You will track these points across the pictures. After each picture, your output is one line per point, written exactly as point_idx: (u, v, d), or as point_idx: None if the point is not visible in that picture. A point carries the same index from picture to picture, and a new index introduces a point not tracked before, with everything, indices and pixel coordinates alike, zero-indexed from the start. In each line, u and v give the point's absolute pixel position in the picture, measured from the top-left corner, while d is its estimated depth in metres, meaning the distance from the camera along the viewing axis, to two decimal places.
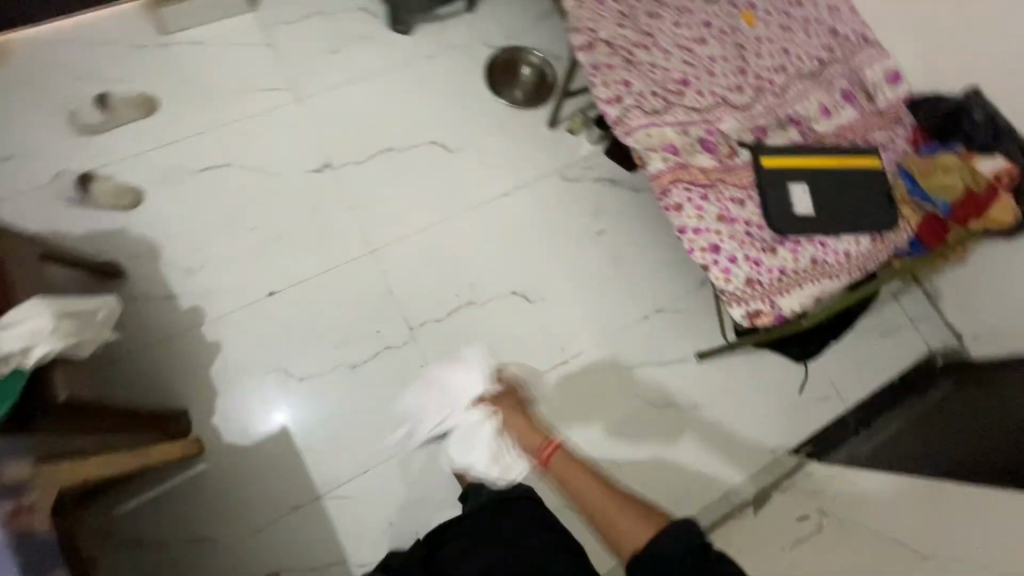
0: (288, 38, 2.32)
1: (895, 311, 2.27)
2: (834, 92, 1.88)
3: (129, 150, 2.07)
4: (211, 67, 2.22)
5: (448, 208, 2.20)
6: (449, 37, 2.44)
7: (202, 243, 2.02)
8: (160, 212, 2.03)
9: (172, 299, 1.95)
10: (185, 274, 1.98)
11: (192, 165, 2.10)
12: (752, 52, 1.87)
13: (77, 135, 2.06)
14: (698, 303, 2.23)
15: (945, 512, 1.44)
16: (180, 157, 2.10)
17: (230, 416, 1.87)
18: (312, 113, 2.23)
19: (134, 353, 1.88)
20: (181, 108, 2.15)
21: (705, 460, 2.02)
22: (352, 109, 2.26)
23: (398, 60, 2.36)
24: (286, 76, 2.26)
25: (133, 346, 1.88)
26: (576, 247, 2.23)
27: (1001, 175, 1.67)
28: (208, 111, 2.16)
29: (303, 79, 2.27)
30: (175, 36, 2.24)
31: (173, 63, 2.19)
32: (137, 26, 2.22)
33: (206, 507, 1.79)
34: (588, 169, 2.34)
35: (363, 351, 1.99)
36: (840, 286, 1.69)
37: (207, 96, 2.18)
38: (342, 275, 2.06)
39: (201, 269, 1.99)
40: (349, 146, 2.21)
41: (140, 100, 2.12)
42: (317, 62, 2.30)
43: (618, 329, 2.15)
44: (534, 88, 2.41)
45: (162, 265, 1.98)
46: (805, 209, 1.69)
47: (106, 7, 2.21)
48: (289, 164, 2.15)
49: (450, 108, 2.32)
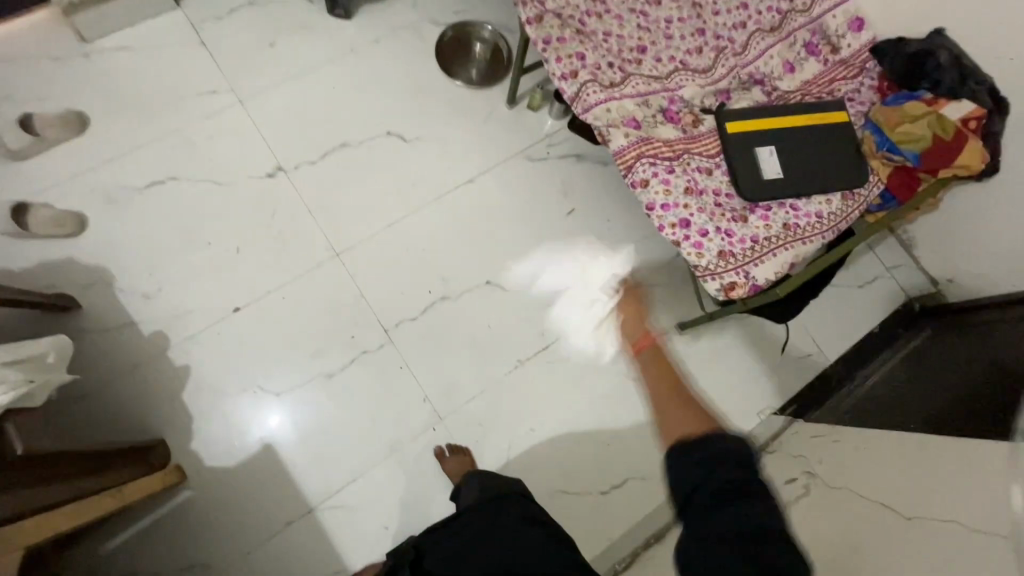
0: (221, 34, 2.17)
1: (871, 262, 2.27)
2: (796, 45, 1.82)
3: (64, 173, 1.95)
4: (140, 74, 2.08)
5: (411, 202, 2.12)
6: (393, 18, 2.30)
7: (155, 264, 1.93)
8: (107, 236, 1.92)
9: (132, 326, 1.87)
10: (143, 299, 1.90)
11: (134, 182, 1.98)
12: (709, 9, 1.79)
13: (4, 162, 1.93)
14: (675, 274, 2.20)
15: (928, 466, 1.43)
16: (120, 176, 1.98)
17: (209, 440, 1.83)
18: (256, 114, 2.11)
19: (99, 388, 1.81)
20: (114, 122, 2.02)
21: None
22: (299, 106, 2.14)
23: (341, 48, 2.23)
24: (223, 76, 2.13)
25: (97, 380, 1.81)
26: (548, 229, 2.17)
27: (970, 120, 1.60)
28: (144, 123, 2.03)
29: (242, 78, 2.14)
30: (96, 43, 2.08)
31: (98, 74, 2.05)
32: (53, 36, 2.06)
33: (196, 534, 1.76)
34: (553, 146, 2.26)
35: (340, 358, 1.94)
36: (814, 249, 1.66)
37: (140, 106, 2.05)
38: (308, 282, 1.99)
39: (159, 292, 1.91)
40: (299, 146, 2.10)
41: (70, 117, 1.98)
42: (255, 58, 2.17)
43: (597, 309, 2.12)
44: (489, 65, 2.30)
45: (116, 292, 1.89)
46: (773, 173, 1.65)
47: (15, 19, 2.05)
48: (238, 170, 2.05)
49: (402, 94, 2.21)
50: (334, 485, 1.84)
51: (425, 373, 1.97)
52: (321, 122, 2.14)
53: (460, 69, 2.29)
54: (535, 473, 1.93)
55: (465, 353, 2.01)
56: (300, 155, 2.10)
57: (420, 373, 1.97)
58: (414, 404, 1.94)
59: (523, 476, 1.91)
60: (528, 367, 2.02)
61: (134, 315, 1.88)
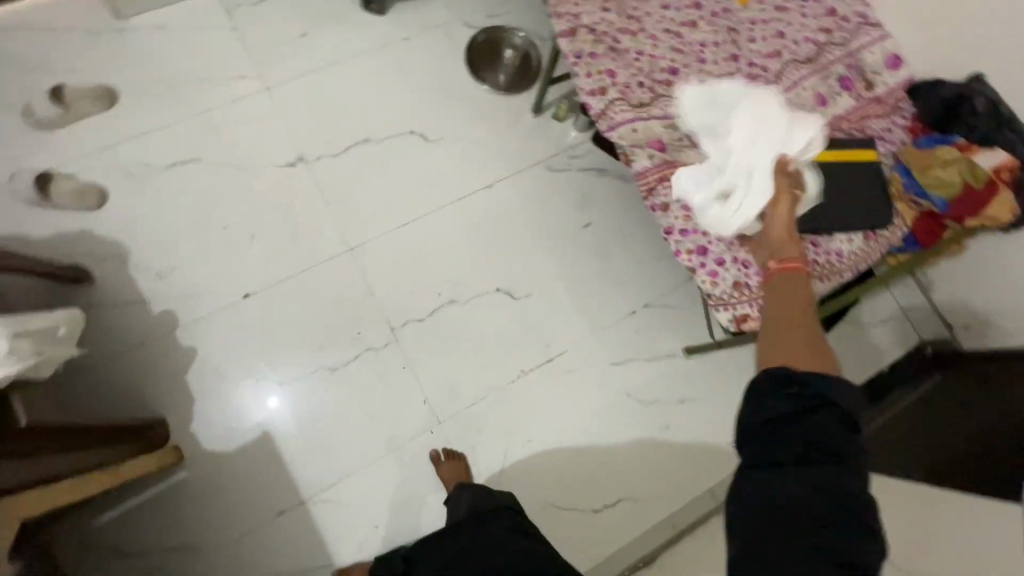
0: (254, 20, 2.18)
1: (882, 302, 2.29)
2: (831, 79, 1.78)
3: (90, 147, 1.97)
4: (172, 53, 2.09)
5: (429, 202, 2.11)
6: (426, 17, 2.30)
7: (171, 243, 1.94)
8: (126, 212, 1.94)
9: (143, 304, 1.89)
10: (156, 277, 1.91)
11: (157, 161, 1.99)
12: (744, 37, 1.77)
13: (32, 130, 1.95)
14: (686, 297, 2.18)
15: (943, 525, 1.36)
16: (144, 153, 1.99)
17: (210, 423, 1.84)
18: (283, 102, 2.12)
19: (106, 362, 1.83)
20: (142, 99, 2.03)
21: (691, 455, 2.02)
22: (326, 97, 2.15)
23: (372, 43, 2.23)
24: (253, 61, 2.14)
25: (104, 355, 1.83)
26: (562, 240, 2.16)
27: (1001, 169, 1.59)
28: (172, 101, 2.05)
29: (272, 64, 2.15)
30: (131, 20, 2.10)
31: (130, 50, 2.06)
32: (89, 10, 2.08)
33: (188, 515, 1.77)
34: (575, 158, 2.25)
35: (345, 353, 1.94)
36: (830, 287, 1.65)
37: (169, 85, 2.06)
38: (320, 274, 1.99)
39: (173, 271, 1.92)
40: (323, 137, 2.11)
41: (102, 92, 2.01)
42: (286, 46, 2.18)
43: (605, 325, 2.10)
44: (517, 71, 2.29)
45: (131, 268, 1.91)
46: (796, 208, 1.60)
47: None
48: (261, 157, 2.06)
49: (429, 93, 2.21)
50: (328, 479, 1.85)
51: (428, 375, 1.97)
52: (347, 115, 2.14)
53: (488, 73, 2.28)
54: (529, 484, 1.92)
55: (470, 358, 2.00)
56: (323, 147, 2.10)
57: (423, 375, 1.97)
58: (414, 406, 1.94)
59: (516, 486, 1.91)
60: (531, 378, 2.01)
61: (146, 293, 1.90)
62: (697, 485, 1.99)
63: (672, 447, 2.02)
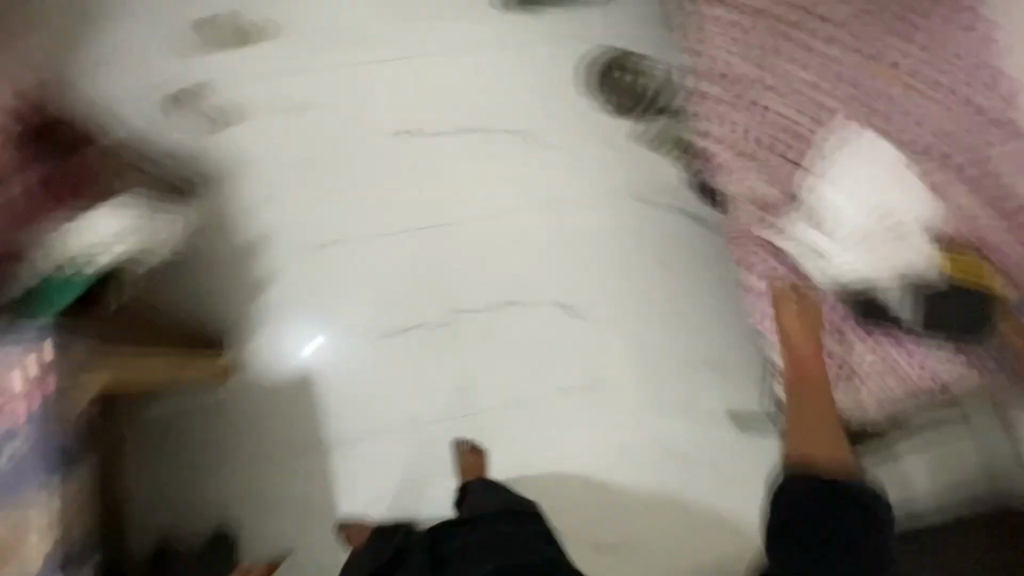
0: None
1: (1003, 444, 1.85)
2: (954, 170, 1.84)
3: (217, 67, 2.02)
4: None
5: (516, 200, 2.04)
6: (557, 10, 2.17)
7: (267, 177, 1.99)
8: (235, 138, 1.99)
9: (232, 227, 1.97)
10: (248, 206, 1.98)
11: (271, 94, 2.02)
12: (884, 113, 1.89)
13: (171, 43, 2.04)
14: (754, 366, 1.99)
15: None
16: (261, 84, 2.02)
17: (266, 351, 1.94)
18: (399, 65, 2.09)
19: (192, 271, 1.96)
20: (274, 33, 2.07)
21: (713, 529, 1.90)
22: (440, 70, 2.09)
23: (497, 26, 2.15)
24: (381, 18, 2.11)
25: (191, 263, 1.96)
26: (639, 273, 2.03)
27: None
28: (298, 41, 2.07)
29: (398, 25, 2.11)
30: None
31: None
32: None
33: (226, 428, 1.90)
34: (670, 193, 2.08)
35: (400, 323, 1.97)
36: (904, 391, 1.80)
37: (300, 24, 2.08)
38: (393, 244, 2.00)
39: (264, 204, 1.98)
40: (428, 109, 2.07)
41: (242, 15, 2.07)
42: (415, 11, 2.13)
43: (661, 373, 1.97)
44: (624, 91, 2.13)
45: (228, 191, 1.98)
46: (907, 314, 1.77)
47: None
48: (366, 113, 2.04)
49: (540, 90, 2.10)
50: (347, 439, 1.90)
51: (469, 370, 1.96)
52: (459, 93, 2.08)
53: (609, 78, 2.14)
54: (539, 502, 1.89)
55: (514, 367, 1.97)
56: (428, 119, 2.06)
57: (464, 369, 1.96)
58: (448, 396, 1.94)
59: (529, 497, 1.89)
60: (569, 401, 1.95)
61: (235, 215, 1.98)
62: (711, 558, 1.89)
63: (695, 514, 1.90)
